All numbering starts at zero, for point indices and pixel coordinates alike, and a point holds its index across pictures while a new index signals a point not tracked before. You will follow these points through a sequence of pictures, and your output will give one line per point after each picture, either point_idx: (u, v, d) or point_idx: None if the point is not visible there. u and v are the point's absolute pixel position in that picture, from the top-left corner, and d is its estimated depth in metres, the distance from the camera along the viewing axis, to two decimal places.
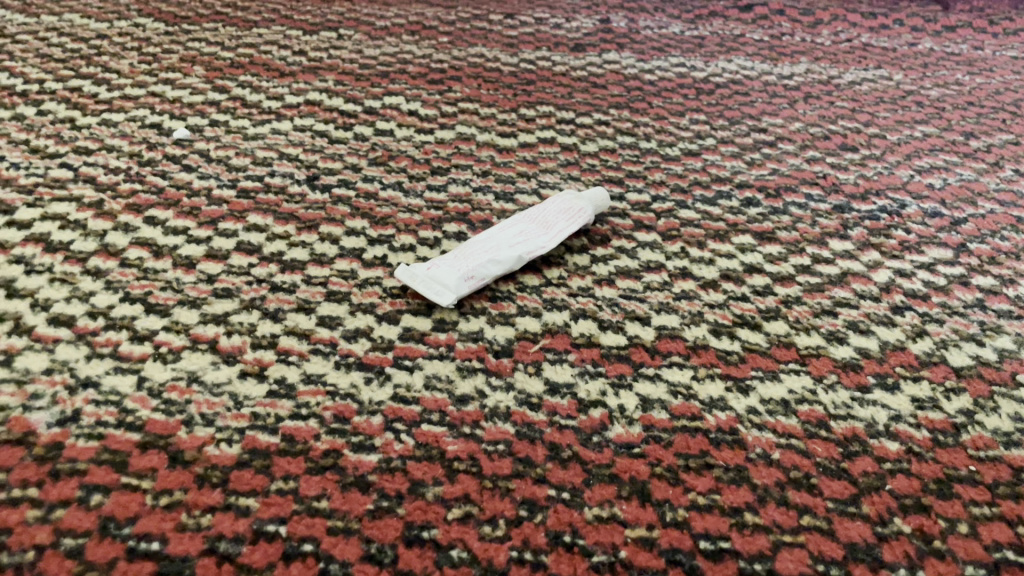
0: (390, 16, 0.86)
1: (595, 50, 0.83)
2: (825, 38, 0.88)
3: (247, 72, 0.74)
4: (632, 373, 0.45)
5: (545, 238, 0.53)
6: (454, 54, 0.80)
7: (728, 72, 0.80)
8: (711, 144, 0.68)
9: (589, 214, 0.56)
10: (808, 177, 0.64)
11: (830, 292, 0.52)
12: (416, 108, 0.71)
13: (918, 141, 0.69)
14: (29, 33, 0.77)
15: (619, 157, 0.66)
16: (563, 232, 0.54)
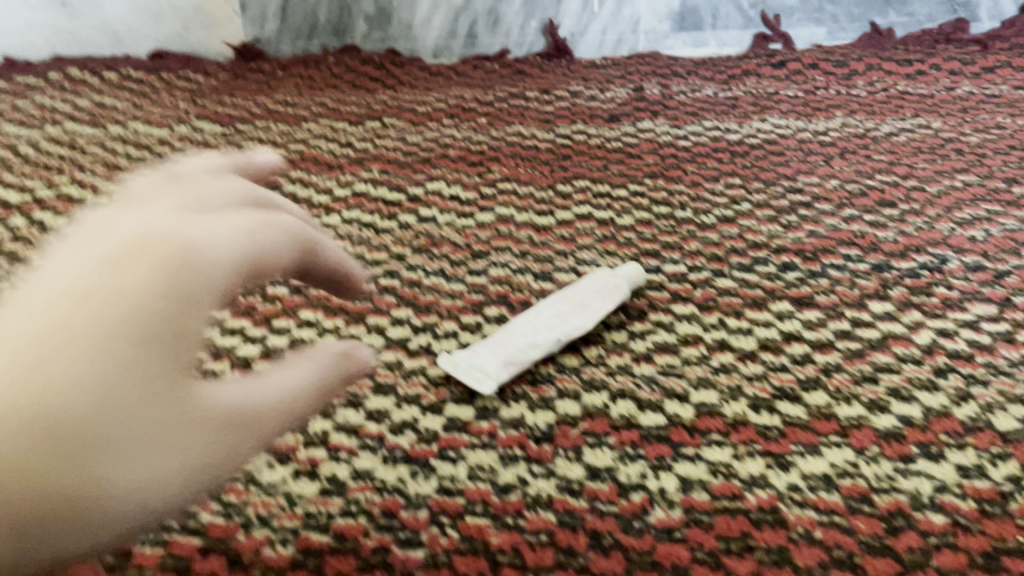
0: (431, 101, 0.91)
1: (629, 119, 0.85)
2: (860, 89, 0.88)
3: (297, 168, 0.78)
4: (672, 454, 0.46)
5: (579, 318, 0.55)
6: (492, 134, 0.83)
7: (762, 133, 0.81)
8: (746, 209, 0.69)
9: (623, 290, 0.58)
10: (846, 237, 0.64)
11: (871, 357, 0.52)
12: (458, 192, 0.74)
13: (958, 192, 0.69)
14: (98, 145, 0.82)
15: (655, 229, 0.67)
16: (599, 310, 0.56)
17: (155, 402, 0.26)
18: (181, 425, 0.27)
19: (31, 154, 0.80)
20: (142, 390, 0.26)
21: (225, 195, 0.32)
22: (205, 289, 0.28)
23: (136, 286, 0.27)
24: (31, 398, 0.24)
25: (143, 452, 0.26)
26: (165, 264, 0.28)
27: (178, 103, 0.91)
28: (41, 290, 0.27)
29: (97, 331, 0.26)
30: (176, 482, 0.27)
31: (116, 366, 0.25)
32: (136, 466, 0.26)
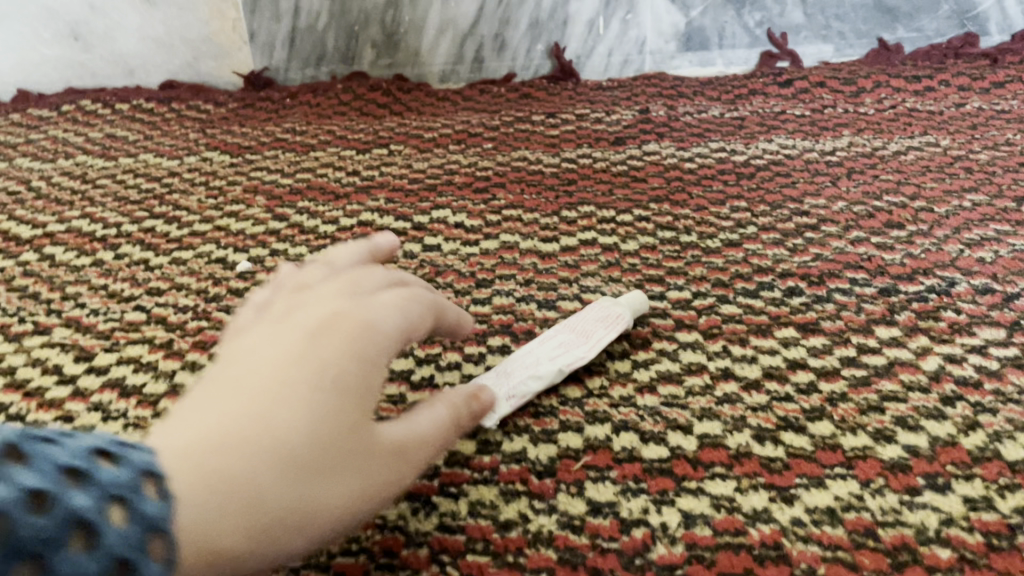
0: (438, 127, 0.91)
1: (634, 142, 0.85)
2: (868, 107, 0.87)
3: (305, 198, 0.78)
4: (674, 488, 0.45)
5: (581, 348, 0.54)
6: (498, 160, 0.84)
7: (769, 154, 0.80)
8: (752, 232, 0.68)
9: (623, 318, 0.57)
10: (853, 260, 0.64)
11: (877, 385, 0.51)
12: (463, 219, 0.74)
13: (967, 212, 0.68)
14: (109, 177, 0.83)
15: (660, 255, 0.67)
16: (601, 339, 0.55)
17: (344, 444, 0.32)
18: (362, 465, 0.33)
19: (42, 188, 0.82)
20: (339, 429, 0.32)
21: (375, 277, 0.40)
22: (374, 355, 0.35)
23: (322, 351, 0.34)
24: (267, 435, 0.30)
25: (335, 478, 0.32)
26: (343, 333, 0.35)
27: (188, 134, 0.92)
28: (250, 366, 0.33)
29: (308, 383, 0.32)
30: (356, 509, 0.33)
31: (317, 408, 0.32)
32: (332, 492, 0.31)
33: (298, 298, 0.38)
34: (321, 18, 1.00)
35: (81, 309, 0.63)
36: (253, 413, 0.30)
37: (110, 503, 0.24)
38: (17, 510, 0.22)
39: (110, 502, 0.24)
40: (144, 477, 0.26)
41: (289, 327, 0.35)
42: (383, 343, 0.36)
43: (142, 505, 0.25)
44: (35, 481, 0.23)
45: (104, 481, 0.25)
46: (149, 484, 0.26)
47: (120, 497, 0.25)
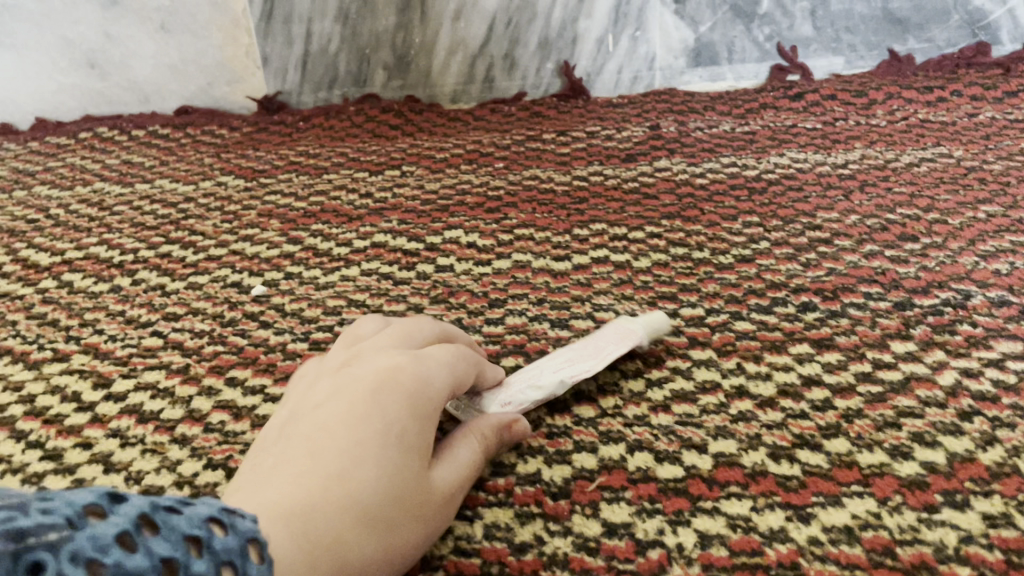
0: (449, 148, 0.92)
1: (646, 158, 0.85)
2: (880, 119, 0.87)
3: (319, 221, 0.79)
4: (690, 508, 0.45)
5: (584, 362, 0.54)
6: (510, 179, 0.84)
7: (780, 168, 0.80)
8: (765, 247, 0.68)
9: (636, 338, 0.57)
10: (867, 274, 0.63)
11: (893, 401, 0.51)
12: (475, 239, 0.74)
13: (982, 224, 0.68)
14: (125, 203, 0.84)
15: (673, 271, 0.67)
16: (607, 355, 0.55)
17: (402, 494, 0.39)
18: (413, 517, 0.40)
19: (61, 215, 0.83)
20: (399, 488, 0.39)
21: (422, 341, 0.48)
22: (426, 420, 0.42)
23: (387, 413, 0.41)
24: (343, 497, 0.37)
25: (396, 527, 0.39)
26: (400, 390, 0.42)
27: (203, 159, 0.93)
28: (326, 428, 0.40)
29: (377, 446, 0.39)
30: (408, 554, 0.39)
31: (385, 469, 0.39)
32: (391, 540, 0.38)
33: (357, 357, 0.46)
34: (333, 42, 1.00)
35: (99, 335, 0.64)
36: (332, 474, 0.37)
37: (231, 571, 0.28)
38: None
39: (226, 571, 0.27)
40: (253, 544, 0.30)
41: (352, 382, 0.43)
42: (434, 397, 0.44)
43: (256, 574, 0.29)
44: (168, 551, 0.26)
45: (223, 550, 0.28)
46: (252, 549, 0.30)
47: (237, 565, 0.28)
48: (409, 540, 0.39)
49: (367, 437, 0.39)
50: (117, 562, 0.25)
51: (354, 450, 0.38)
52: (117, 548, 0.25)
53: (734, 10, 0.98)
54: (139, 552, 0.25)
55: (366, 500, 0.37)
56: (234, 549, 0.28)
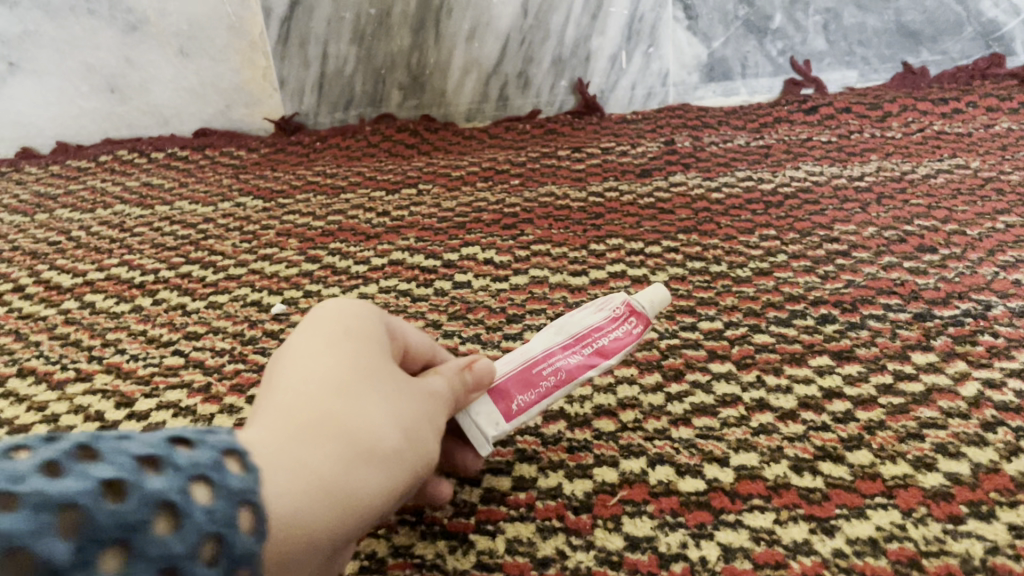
0: (465, 166, 0.93)
1: (661, 173, 0.86)
2: (895, 131, 0.87)
3: (337, 239, 0.80)
4: (713, 521, 0.45)
5: (563, 335, 0.49)
6: (526, 196, 0.85)
7: (796, 181, 0.80)
8: (782, 260, 0.68)
9: (624, 301, 0.52)
10: (886, 285, 0.63)
11: (916, 412, 0.51)
12: (492, 256, 0.75)
13: (1001, 234, 0.67)
14: (146, 225, 0.85)
15: (690, 285, 0.67)
16: (584, 320, 0.50)
17: (377, 399, 0.35)
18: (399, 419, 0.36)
19: (82, 237, 0.84)
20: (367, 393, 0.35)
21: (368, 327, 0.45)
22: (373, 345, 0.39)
23: (321, 328, 0.38)
24: (310, 411, 0.33)
25: (390, 400, 0.36)
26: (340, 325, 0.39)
27: (222, 180, 0.94)
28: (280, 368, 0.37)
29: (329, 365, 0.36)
30: (413, 448, 0.36)
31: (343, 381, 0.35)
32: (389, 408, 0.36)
33: None
34: (349, 63, 1.02)
35: (121, 355, 0.65)
36: (294, 398, 0.34)
37: (190, 483, 0.27)
38: (91, 500, 0.24)
39: (184, 484, 0.27)
40: (222, 455, 0.29)
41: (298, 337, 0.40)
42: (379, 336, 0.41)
43: (223, 481, 0.28)
44: (110, 471, 0.25)
45: (179, 465, 0.27)
46: (231, 461, 0.29)
47: (197, 476, 0.27)
48: (412, 411, 0.37)
49: (310, 349, 0.37)
50: (39, 489, 0.24)
51: (304, 360, 0.36)
52: (39, 477, 0.24)
53: (746, 26, 0.99)
54: (70, 476, 0.25)
55: (335, 388, 0.35)
56: (190, 460, 0.28)
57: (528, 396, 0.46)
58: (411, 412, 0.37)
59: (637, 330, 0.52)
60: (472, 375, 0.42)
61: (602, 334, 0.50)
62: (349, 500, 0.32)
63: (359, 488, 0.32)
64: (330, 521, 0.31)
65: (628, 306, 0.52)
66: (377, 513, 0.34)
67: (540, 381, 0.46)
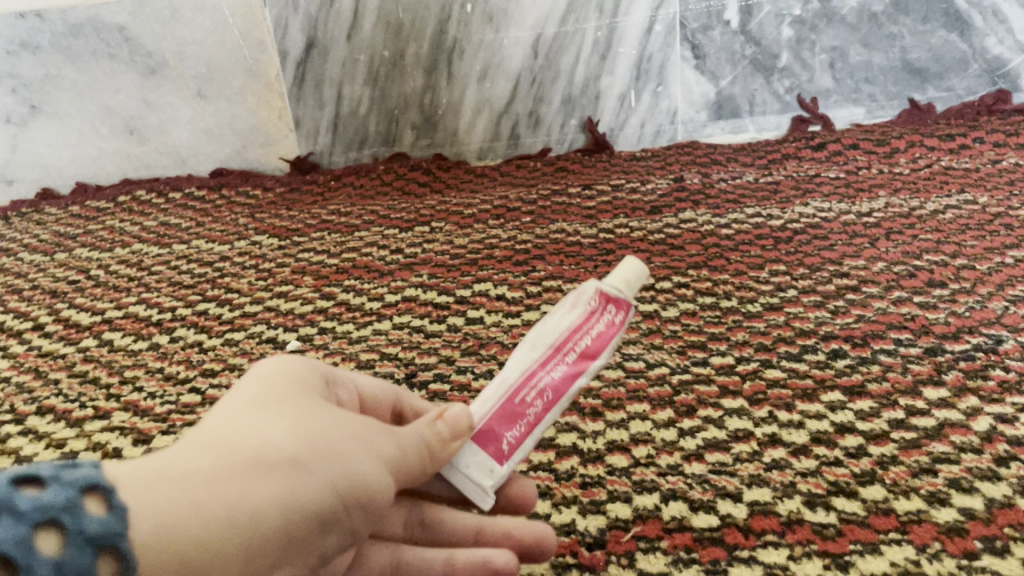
0: (477, 204, 0.94)
1: (670, 210, 0.87)
2: (903, 167, 0.88)
3: (351, 277, 0.81)
4: (727, 557, 0.45)
5: (539, 348, 0.45)
6: (537, 233, 0.86)
7: (805, 217, 0.81)
8: (792, 295, 0.69)
9: (595, 289, 0.47)
10: (896, 320, 0.64)
11: (928, 447, 0.51)
12: (504, 292, 0.76)
13: (1010, 268, 0.68)
14: (163, 263, 0.87)
15: (701, 320, 0.67)
16: (561, 323, 0.45)
17: (278, 412, 0.36)
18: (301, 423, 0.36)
19: (101, 276, 0.85)
20: (265, 410, 0.37)
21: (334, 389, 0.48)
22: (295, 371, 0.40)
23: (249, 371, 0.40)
24: (206, 434, 0.35)
25: (304, 420, 0.36)
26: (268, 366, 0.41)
27: (238, 219, 0.96)
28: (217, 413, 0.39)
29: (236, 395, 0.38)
30: (319, 452, 0.35)
31: (245, 403, 0.37)
32: (289, 428, 0.35)
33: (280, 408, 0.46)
34: (363, 104, 1.04)
35: (138, 392, 0.66)
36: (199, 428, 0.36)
37: (36, 531, 0.27)
38: None
39: (32, 531, 0.27)
40: (79, 494, 0.29)
41: None
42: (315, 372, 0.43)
43: (77, 525, 0.28)
44: None
45: (22, 510, 0.27)
46: (88, 503, 0.29)
47: (46, 520, 0.28)
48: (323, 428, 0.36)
49: (233, 398, 0.38)
50: None
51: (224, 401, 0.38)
52: None
53: (754, 64, 1.00)
54: None
55: (243, 419, 0.36)
56: (44, 505, 0.28)
57: (517, 431, 0.43)
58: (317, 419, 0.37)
59: (619, 319, 0.47)
60: (446, 426, 0.41)
61: (583, 334, 0.45)
62: (233, 510, 0.32)
63: (247, 496, 0.32)
64: (205, 540, 0.31)
65: (603, 295, 0.46)
66: (284, 528, 0.33)
67: (525, 413, 0.43)
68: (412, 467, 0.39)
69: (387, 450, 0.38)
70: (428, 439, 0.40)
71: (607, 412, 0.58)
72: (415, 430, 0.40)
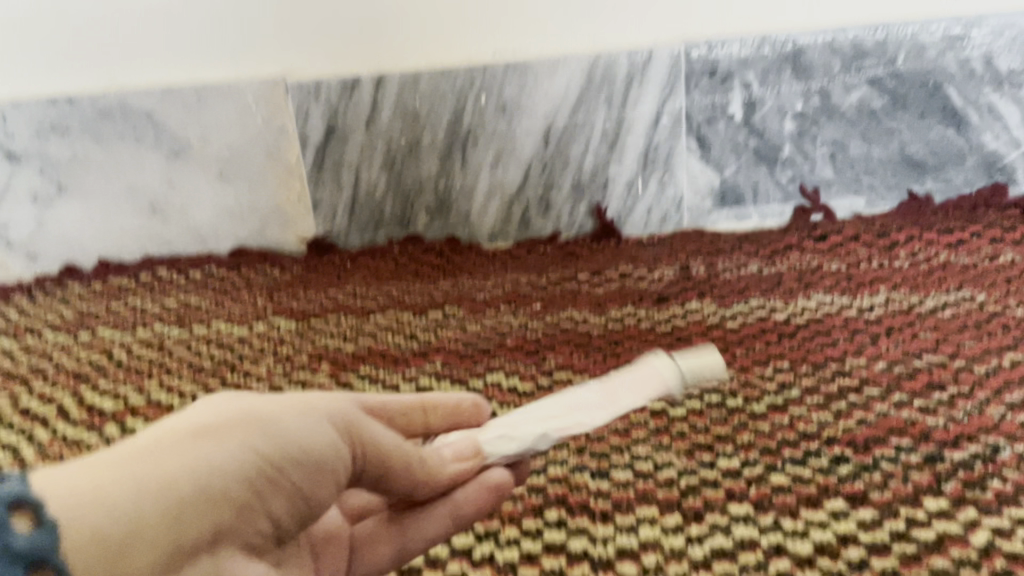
0: (489, 288, 0.97)
1: (677, 299, 0.89)
2: (903, 261, 0.91)
3: (367, 363, 0.83)
4: None
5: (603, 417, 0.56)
6: (547, 320, 0.88)
7: (808, 311, 0.84)
8: (796, 395, 0.71)
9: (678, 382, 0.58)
10: (897, 424, 0.66)
11: (929, 561, 0.52)
12: (516, 383, 0.78)
13: (1006, 371, 0.70)
14: (184, 346, 0.89)
15: (708, 419, 0.69)
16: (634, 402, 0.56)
17: (199, 407, 0.41)
18: (220, 407, 0.41)
19: (123, 358, 0.88)
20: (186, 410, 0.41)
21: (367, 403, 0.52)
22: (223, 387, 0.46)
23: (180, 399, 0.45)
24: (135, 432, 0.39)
25: (219, 406, 0.41)
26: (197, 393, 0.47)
27: (256, 300, 0.99)
28: None
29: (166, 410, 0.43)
30: (233, 424, 0.39)
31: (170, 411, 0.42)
32: (194, 418, 0.40)
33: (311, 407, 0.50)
34: (379, 187, 1.07)
35: None
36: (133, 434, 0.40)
37: None
38: None
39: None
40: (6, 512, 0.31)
41: None
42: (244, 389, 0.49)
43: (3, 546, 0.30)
44: None
45: None
46: (16, 521, 0.31)
47: None
48: (227, 410, 0.41)
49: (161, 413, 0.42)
50: None
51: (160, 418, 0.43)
52: None
53: (757, 155, 1.03)
54: None
55: (169, 418, 0.40)
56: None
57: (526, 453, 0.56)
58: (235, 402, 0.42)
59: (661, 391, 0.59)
60: (452, 451, 0.52)
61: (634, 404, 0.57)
62: (158, 472, 0.35)
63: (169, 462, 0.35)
64: (139, 507, 0.33)
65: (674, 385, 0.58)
66: (216, 489, 0.36)
67: None
68: (389, 460, 0.46)
69: (289, 411, 0.42)
70: (427, 459, 0.50)
71: (617, 515, 0.60)
72: (412, 447, 0.49)
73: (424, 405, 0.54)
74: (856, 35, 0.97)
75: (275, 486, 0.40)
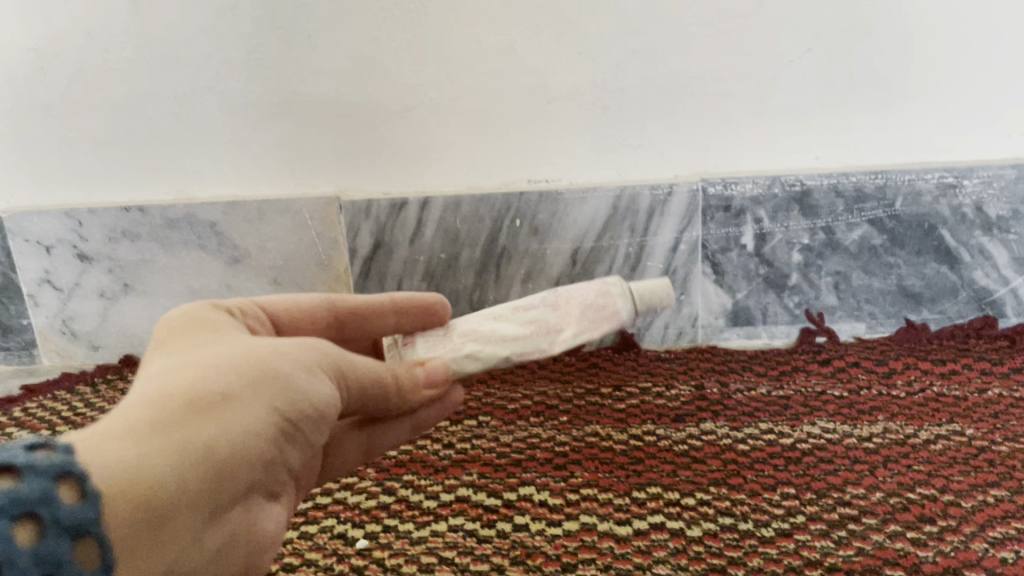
0: (519, 399, 1.06)
1: (692, 419, 0.98)
2: (899, 389, 1.00)
3: (410, 471, 0.92)
4: None
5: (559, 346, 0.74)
6: (573, 434, 0.97)
7: (812, 437, 0.92)
8: (801, 521, 0.79)
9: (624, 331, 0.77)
10: (891, 555, 0.73)
11: None
12: (546, 497, 0.86)
13: (991, 507, 0.78)
14: None
15: (722, 542, 0.77)
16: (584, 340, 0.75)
17: (222, 359, 0.53)
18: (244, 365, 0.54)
19: None
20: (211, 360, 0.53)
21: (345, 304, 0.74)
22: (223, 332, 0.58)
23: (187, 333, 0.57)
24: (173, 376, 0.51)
25: (243, 362, 0.54)
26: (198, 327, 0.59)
27: None
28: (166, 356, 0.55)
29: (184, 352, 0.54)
30: (256, 387, 0.53)
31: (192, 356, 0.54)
32: (226, 373, 0.52)
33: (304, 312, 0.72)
34: None
35: None
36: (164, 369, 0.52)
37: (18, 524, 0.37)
38: None
39: (11, 526, 0.37)
40: (58, 482, 0.40)
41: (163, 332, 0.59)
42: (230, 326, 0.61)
43: (57, 514, 0.39)
44: None
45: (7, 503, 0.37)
46: (62, 490, 0.40)
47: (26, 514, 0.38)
48: (251, 370, 0.53)
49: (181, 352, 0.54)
50: None
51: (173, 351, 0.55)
52: None
53: (766, 282, 1.12)
54: None
55: (200, 366, 0.52)
56: (20, 498, 0.38)
57: None
58: (254, 359, 0.54)
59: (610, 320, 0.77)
60: (421, 372, 0.67)
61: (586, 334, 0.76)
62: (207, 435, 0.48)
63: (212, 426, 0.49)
64: (190, 467, 0.47)
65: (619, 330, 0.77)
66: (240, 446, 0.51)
67: None
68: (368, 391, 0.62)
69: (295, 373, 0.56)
70: (400, 378, 0.65)
71: None
72: (387, 371, 0.64)
73: (395, 307, 0.75)
74: (858, 180, 1.07)
75: (276, 440, 0.54)
